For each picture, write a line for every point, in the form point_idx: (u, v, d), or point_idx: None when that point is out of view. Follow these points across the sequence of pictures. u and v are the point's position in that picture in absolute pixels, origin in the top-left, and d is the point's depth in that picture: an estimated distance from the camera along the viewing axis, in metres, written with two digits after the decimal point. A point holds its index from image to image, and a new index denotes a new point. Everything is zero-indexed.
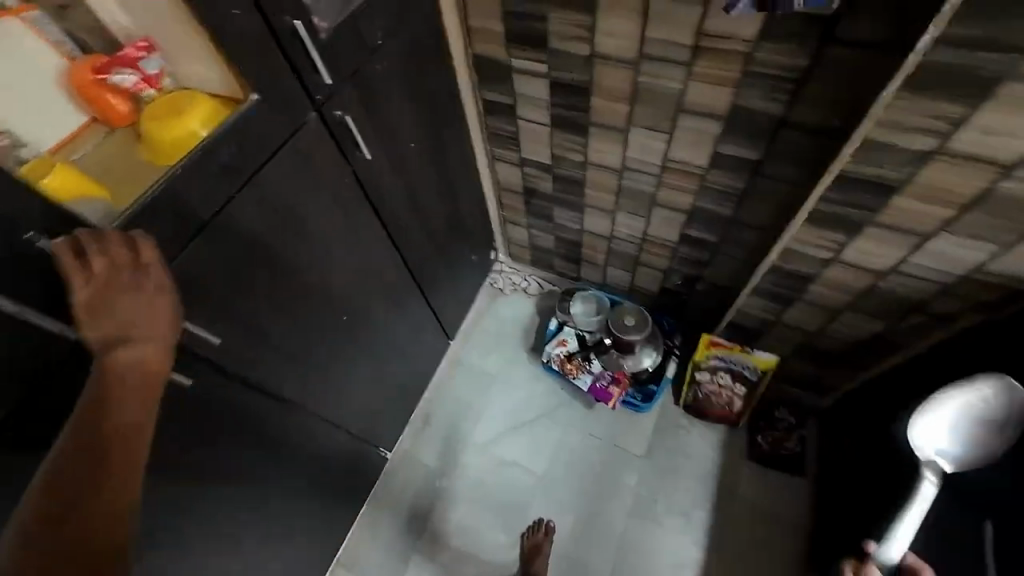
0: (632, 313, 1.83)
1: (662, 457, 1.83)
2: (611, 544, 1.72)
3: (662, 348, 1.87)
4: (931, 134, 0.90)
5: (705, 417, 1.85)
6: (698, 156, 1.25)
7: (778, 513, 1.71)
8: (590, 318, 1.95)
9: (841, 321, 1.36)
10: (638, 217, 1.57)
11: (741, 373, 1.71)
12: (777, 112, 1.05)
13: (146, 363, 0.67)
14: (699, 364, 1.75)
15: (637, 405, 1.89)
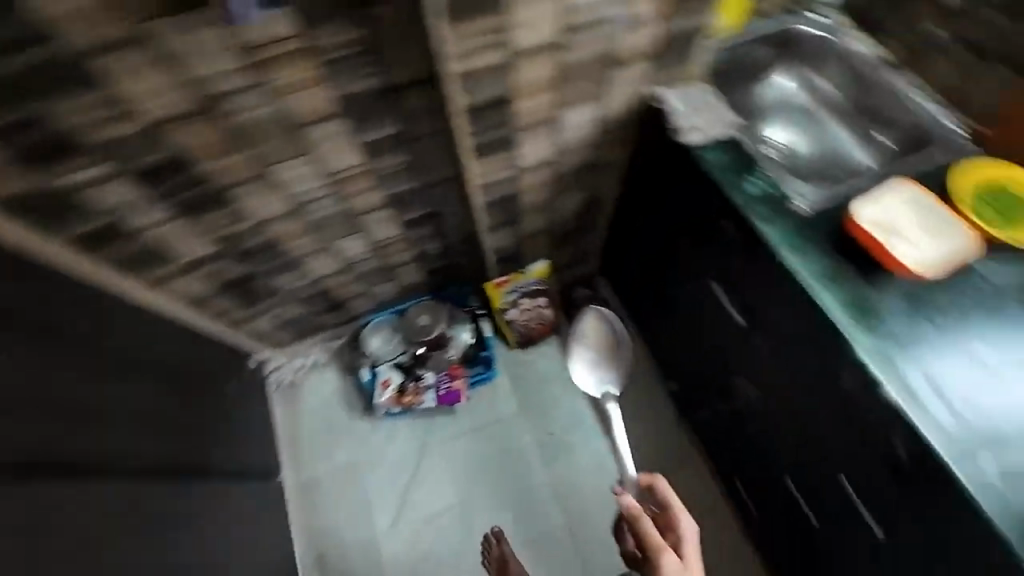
0: (421, 312, 1.88)
1: (532, 400, 1.91)
2: (547, 496, 1.78)
3: (468, 320, 1.90)
4: (494, 49, 0.97)
5: (537, 341, 1.97)
6: (353, 156, 1.18)
7: None
8: (393, 344, 1.87)
9: (560, 208, 1.52)
10: (355, 235, 1.45)
11: (533, 291, 1.88)
12: (379, 84, 1.02)
13: None
14: (502, 307, 1.89)
15: (485, 377, 1.91)
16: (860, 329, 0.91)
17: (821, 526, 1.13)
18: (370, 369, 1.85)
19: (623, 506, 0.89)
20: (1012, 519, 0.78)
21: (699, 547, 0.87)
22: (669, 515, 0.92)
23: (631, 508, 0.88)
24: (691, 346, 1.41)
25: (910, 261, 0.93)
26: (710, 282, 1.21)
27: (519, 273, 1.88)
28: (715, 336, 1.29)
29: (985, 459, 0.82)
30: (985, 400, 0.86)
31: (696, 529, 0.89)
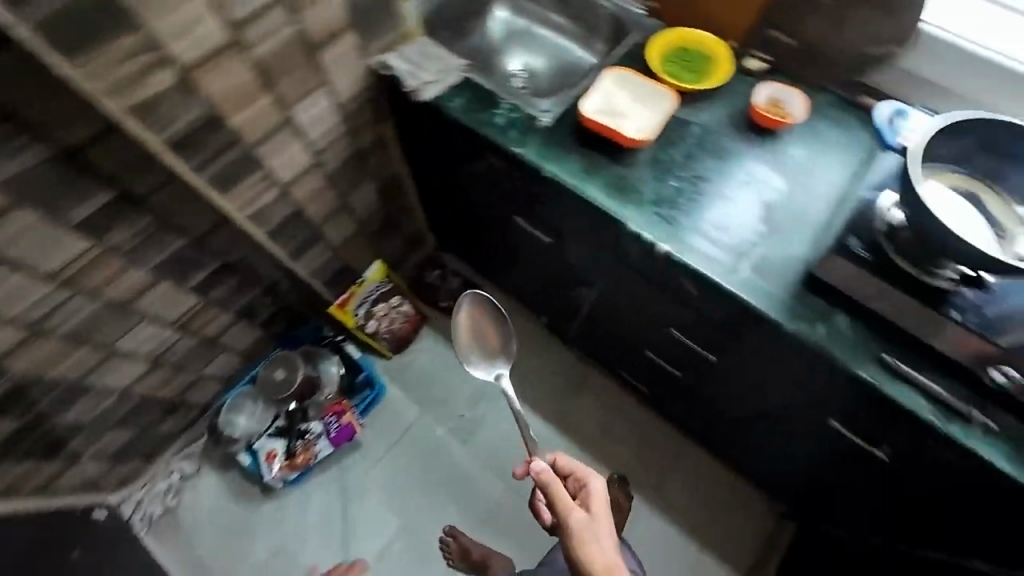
0: (275, 366, 1.74)
1: (428, 394, 1.92)
2: (480, 467, 1.81)
3: (330, 351, 1.82)
4: (162, 70, 0.90)
5: (407, 338, 1.99)
6: (71, 244, 0.99)
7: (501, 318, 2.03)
8: (263, 412, 1.73)
9: (356, 205, 1.48)
10: (140, 327, 1.25)
11: (380, 294, 1.86)
12: (46, 153, 0.87)
13: None
14: (356, 324, 1.84)
15: (373, 396, 1.86)
16: (621, 204, 1.02)
17: (681, 375, 1.29)
18: (251, 448, 1.70)
19: (536, 472, 0.90)
20: (774, 302, 0.93)
21: (604, 500, 0.96)
22: (576, 479, 0.98)
23: (545, 477, 0.90)
24: (530, 277, 1.49)
25: (635, 133, 1.05)
26: (512, 218, 1.28)
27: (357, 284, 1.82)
28: (536, 260, 1.39)
29: (745, 266, 0.96)
30: (733, 219, 1.00)
31: (605, 486, 0.97)
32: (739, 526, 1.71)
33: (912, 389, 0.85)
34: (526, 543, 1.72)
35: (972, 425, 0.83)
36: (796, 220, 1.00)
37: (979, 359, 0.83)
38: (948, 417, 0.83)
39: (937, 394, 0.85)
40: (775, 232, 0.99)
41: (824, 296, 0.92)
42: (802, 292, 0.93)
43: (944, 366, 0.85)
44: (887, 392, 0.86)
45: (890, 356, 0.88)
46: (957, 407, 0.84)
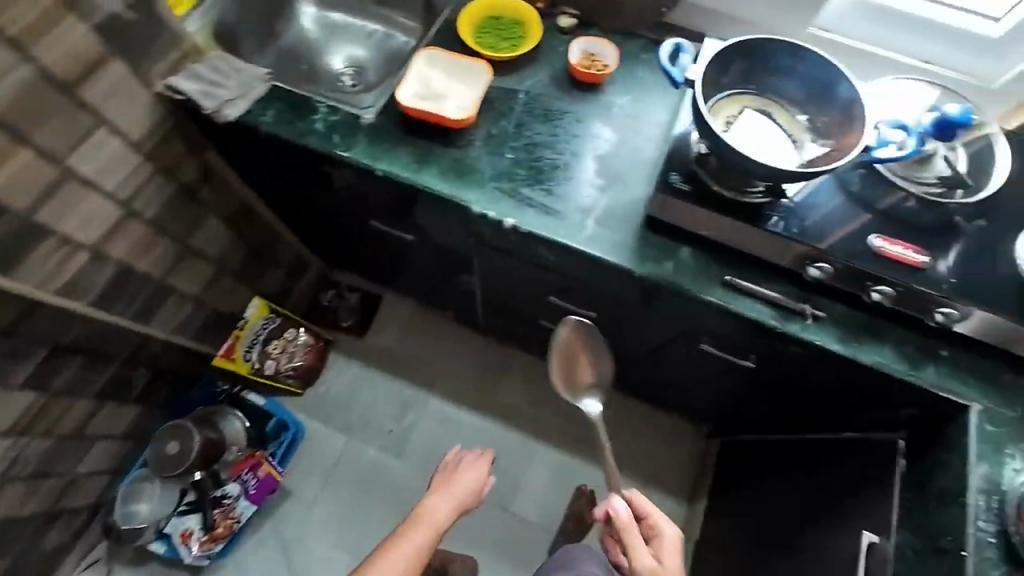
0: (167, 440, 1.55)
1: (351, 419, 1.85)
2: (420, 473, 1.79)
3: (228, 407, 1.70)
4: None
5: (317, 368, 1.88)
6: None
7: (407, 322, 1.99)
8: (165, 493, 1.55)
9: (201, 246, 1.35)
10: None
11: (271, 332, 1.76)
12: None
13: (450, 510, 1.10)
14: (250, 368, 1.73)
15: (292, 438, 1.75)
16: (459, 187, 0.99)
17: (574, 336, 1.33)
18: (162, 533, 1.54)
19: (616, 510, 0.92)
20: (620, 250, 0.95)
21: (678, 549, 0.93)
22: (648, 525, 0.95)
23: (622, 516, 0.92)
24: (410, 275, 1.48)
25: (456, 113, 1.02)
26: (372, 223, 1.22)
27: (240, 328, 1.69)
28: (410, 257, 1.36)
29: (588, 221, 0.97)
30: (569, 178, 1.01)
31: (679, 535, 0.93)
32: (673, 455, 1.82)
33: (752, 300, 0.92)
34: (483, 535, 1.73)
35: (802, 320, 0.91)
36: (627, 167, 1.03)
37: (799, 260, 0.90)
38: (784, 317, 0.91)
39: (773, 299, 0.91)
40: (610, 182, 1.01)
41: (661, 234, 0.96)
42: (643, 234, 0.97)
43: (770, 269, 0.93)
44: (732, 309, 0.91)
45: (730, 276, 0.93)
46: (789, 306, 0.91)
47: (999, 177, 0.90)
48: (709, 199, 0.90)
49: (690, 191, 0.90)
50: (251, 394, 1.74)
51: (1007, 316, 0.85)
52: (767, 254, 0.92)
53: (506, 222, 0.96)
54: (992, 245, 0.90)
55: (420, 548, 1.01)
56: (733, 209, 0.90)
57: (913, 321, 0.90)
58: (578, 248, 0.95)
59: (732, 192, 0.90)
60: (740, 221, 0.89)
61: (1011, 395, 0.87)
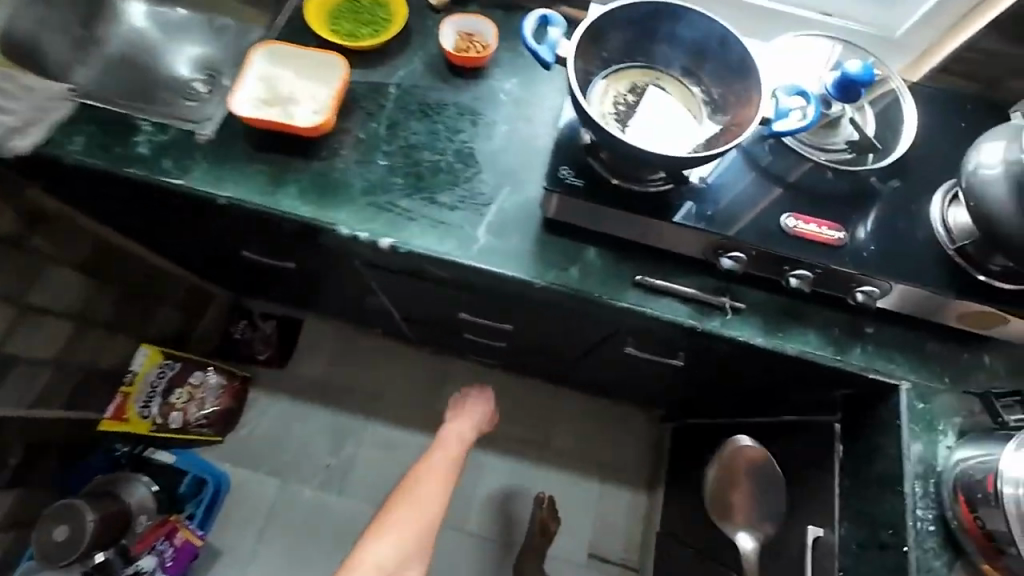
0: (54, 522, 1.33)
1: (283, 460, 1.68)
2: (360, 503, 1.66)
3: (132, 473, 1.49)
4: None
5: (235, 411, 1.69)
6: None
7: (330, 346, 1.81)
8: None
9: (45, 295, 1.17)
10: None
11: (170, 380, 1.54)
12: None
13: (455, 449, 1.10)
14: (151, 425, 1.51)
15: (214, 494, 1.56)
16: (323, 208, 0.84)
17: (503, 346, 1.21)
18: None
19: None
20: (518, 260, 0.83)
21: None
22: None
23: None
24: (311, 296, 1.32)
25: (311, 121, 0.85)
26: (247, 255, 1.05)
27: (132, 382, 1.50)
28: (301, 281, 1.18)
29: (478, 230, 0.85)
30: (454, 182, 0.88)
31: None
32: (629, 446, 1.75)
33: (666, 299, 0.83)
34: (440, 561, 1.63)
35: (721, 316, 0.82)
36: (519, 162, 0.90)
37: (710, 250, 0.81)
38: (701, 315, 0.82)
39: (687, 295, 0.82)
40: (501, 182, 0.89)
41: (560, 236, 0.85)
42: (542, 238, 0.85)
43: (679, 262, 0.84)
44: (646, 313, 0.82)
45: (640, 275, 0.83)
46: (705, 300, 0.83)
47: (907, 136, 0.84)
48: (605, 193, 0.79)
49: (584, 187, 0.79)
50: (159, 452, 1.54)
51: (928, 286, 0.79)
52: (675, 245, 0.82)
53: (382, 243, 0.82)
54: (908, 207, 0.84)
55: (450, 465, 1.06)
56: (632, 203, 0.79)
57: (835, 300, 0.84)
58: (469, 263, 0.82)
59: (630, 184, 0.79)
60: (641, 215, 0.79)
61: (936, 366, 0.82)
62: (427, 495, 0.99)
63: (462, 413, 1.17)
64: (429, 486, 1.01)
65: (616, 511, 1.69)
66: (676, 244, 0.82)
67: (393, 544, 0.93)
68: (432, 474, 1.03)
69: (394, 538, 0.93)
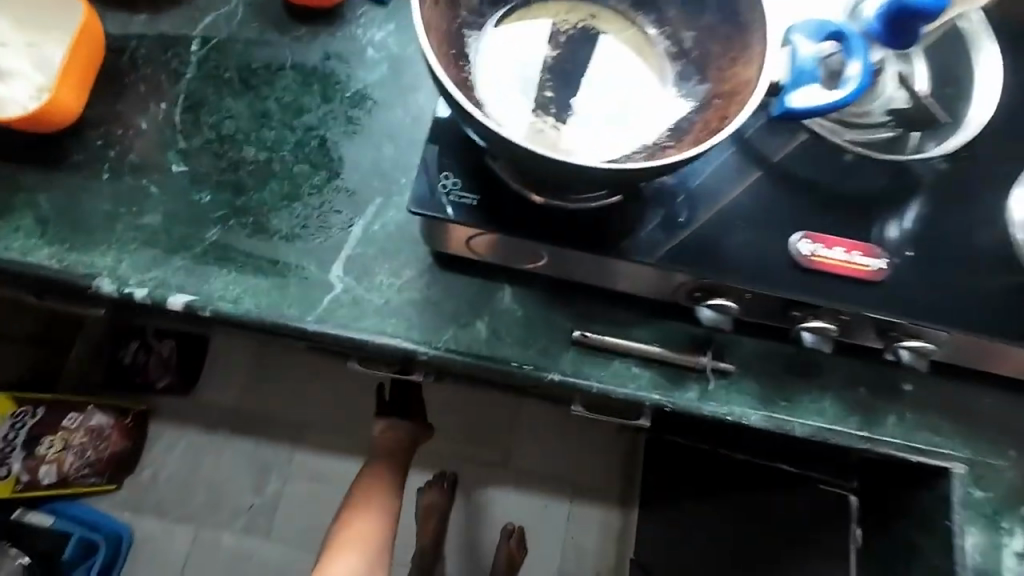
0: None
1: (195, 504, 1.36)
2: (291, 548, 1.35)
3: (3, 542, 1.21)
4: None
5: (132, 452, 1.35)
6: None
7: (233, 366, 1.42)
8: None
9: None
10: None
11: (32, 431, 1.17)
12: None
13: (391, 460, 0.93)
14: (18, 484, 1.19)
15: (109, 561, 1.29)
16: (79, 249, 0.53)
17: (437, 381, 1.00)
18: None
19: None
20: (393, 316, 0.55)
21: None
22: None
23: None
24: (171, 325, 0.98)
25: (26, 105, 0.52)
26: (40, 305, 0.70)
27: None
28: None
29: (331, 273, 0.55)
30: (294, 195, 0.57)
31: None
32: (599, 459, 1.45)
33: (619, 364, 0.56)
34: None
35: (699, 384, 0.56)
36: (397, 160, 0.60)
37: (685, 293, 0.53)
38: (671, 386, 0.56)
39: (651, 356, 0.56)
40: (368, 192, 0.58)
41: (456, 272, 0.56)
42: (429, 279, 0.56)
43: (628, 301, 0.57)
44: (591, 389, 0.54)
45: (580, 330, 0.56)
46: (675, 362, 0.56)
47: (978, 107, 0.56)
48: (517, 214, 0.49)
49: (482, 207, 0.49)
50: (34, 513, 1.26)
51: (999, 336, 0.52)
52: (628, 282, 0.55)
53: (171, 303, 0.52)
54: (969, 201, 0.56)
55: (389, 473, 0.90)
56: (560, 228, 0.50)
57: (860, 347, 0.58)
58: (316, 327, 0.53)
59: (554, 198, 0.50)
60: (574, 248, 0.50)
61: (993, 429, 0.58)
62: (373, 518, 0.84)
63: (391, 424, 0.96)
64: (373, 504, 0.86)
65: (586, 533, 1.41)
66: (627, 281, 0.55)
67: (353, 568, 0.79)
68: (370, 487, 0.88)
69: (352, 562, 0.79)
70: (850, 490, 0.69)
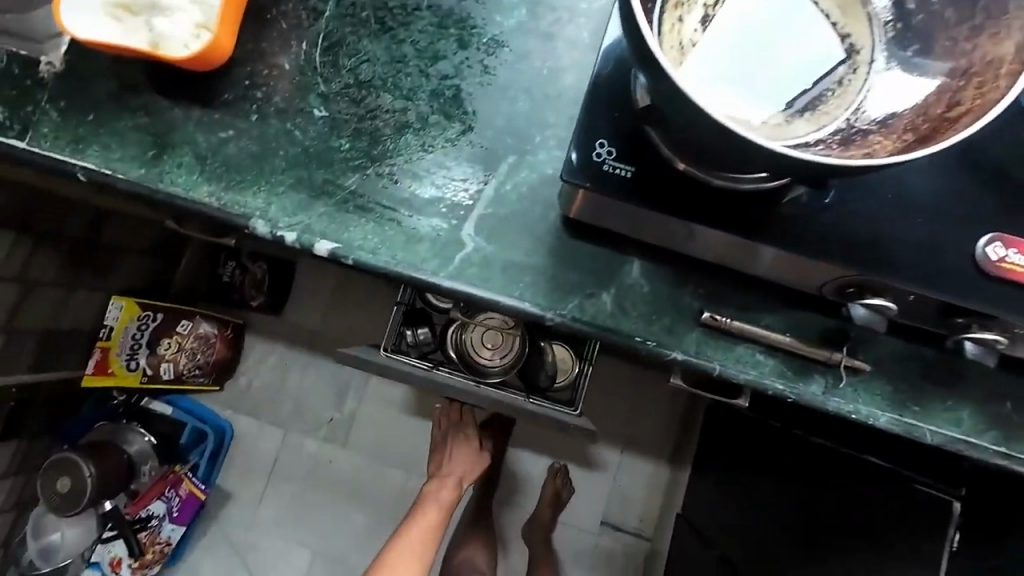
0: (47, 476, 1.16)
1: (283, 414, 1.42)
2: (372, 460, 1.41)
3: (134, 423, 1.32)
4: None
5: (231, 357, 1.41)
6: None
7: (313, 293, 1.44)
8: (81, 524, 1.23)
9: None
10: None
11: (157, 330, 1.28)
12: None
13: (443, 490, 1.17)
14: (143, 377, 1.29)
15: (218, 447, 1.36)
16: (233, 190, 0.56)
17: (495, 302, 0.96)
18: (92, 562, 1.27)
19: None
20: (520, 280, 0.55)
21: None
22: None
23: None
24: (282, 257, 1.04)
25: (190, 45, 0.53)
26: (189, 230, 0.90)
27: (110, 335, 1.22)
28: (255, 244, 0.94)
29: (463, 231, 0.56)
30: (428, 147, 0.57)
31: None
32: (654, 418, 1.44)
33: (743, 350, 0.55)
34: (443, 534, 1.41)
35: (825, 379, 0.54)
36: (531, 116, 0.58)
37: (837, 288, 0.50)
38: (796, 377, 0.54)
39: (779, 345, 0.54)
40: (500, 149, 0.57)
41: (587, 240, 0.56)
42: (559, 246, 0.56)
43: (760, 287, 0.55)
44: (714, 371, 0.54)
45: (709, 312, 0.55)
46: (805, 355, 0.54)
47: None
48: (668, 193, 0.47)
49: (637, 180, 0.47)
50: (155, 402, 1.35)
51: None
52: (770, 267, 0.52)
53: (317, 249, 0.54)
54: None
55: (432, 519, 1.12)
56: (710, 207, 0.48)
57: (1012, 358, 0.54)
58: (450, 284, 0.54)
59: (704, 171, 0.46)
60: (721, 229, 0.49)
61: None
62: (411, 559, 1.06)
63: (447, 462, 1.20)
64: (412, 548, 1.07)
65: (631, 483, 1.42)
66: (764, 266, 0.52)
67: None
68: (416, 531, 1.10)
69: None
70: (950, 494, 0.71)
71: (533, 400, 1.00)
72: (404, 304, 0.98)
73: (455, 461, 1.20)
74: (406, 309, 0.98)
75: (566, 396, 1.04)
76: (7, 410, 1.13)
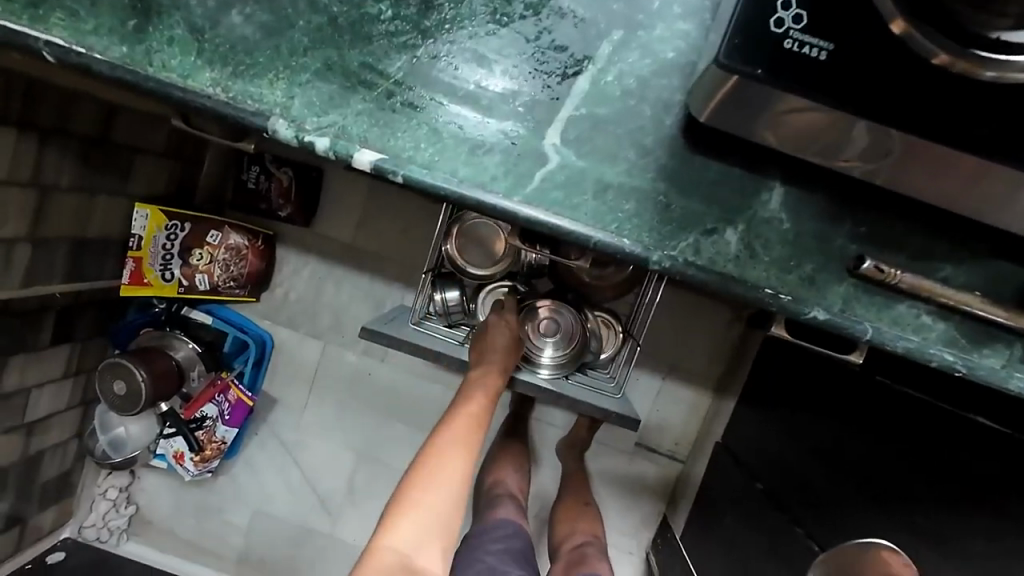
0: (109, 380, 1.18)
1: (318, 326, 1.35)
2: (406, 375, 1.35)
3: (178, 330, 1.29)
4: None
5: (263, 271, 1.29)
6: None
7: (346, 202, 1.32)
8: (144, 420, 1.28)
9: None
10: None
11: (188, 240, 1.19)
12: None
13: (489, 376, 0.76)
14: (180, 288, 1.22)
15: (261, 356, 1.31)
16: (245, 77, 0.42)
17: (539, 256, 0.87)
18: (158, 452, 1.33)
19: None
20: (626, 202, 0.42)
21: None
22: None
23: None
24: None
25: None
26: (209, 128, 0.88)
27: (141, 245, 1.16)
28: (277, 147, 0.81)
29: (546, 141, 0.42)
30: (500, 19, 0.43)
31: None
32: (701, 345, 1.27)
33: (906, 310, 0.43)
34: None
35: (1007, 351, 0.43)
36: None
37: None
38: (972, 346, 0.42)
39: (958, 306, 0.42)
40: (602, 22, 0.43)
41: (718, 157, 0.43)
42: (674, 163, 0.43)
43: (932, 224, 0.43)
44: (865, 335, 0.41)
45: (871, 259, 0.42)
46: (988, 321, 0.42)
47: None
48: (872, 83, 0.34)
49: (832, 65, 0.34)
50: (196, 311, 1.30)
51: None
52: (967, 198, 0.40)
53: (357, 161, 0.41)
54: None
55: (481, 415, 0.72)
56: (930, 106, 0.34)
57: None
58: (529, 210, 0.41)
59: (934, 39, 0.32)
60: (924, 140, 0.35)
61: None
62: (446, 470, 0.65)
63: (487, 340, 0.80)
64: (456, 456, 0.67)
65: (672, 413, 1.30)
66: (957, 195, 0.40)
67: (419, 533, 0.60)
68: (460, 430, 0.70)
69: (417, 525, 0.61)
70: None
71: (572, 376, 0.87)
72: (433, 267, 0.89)
73: (499, 340, 0.80)
74: (434, 273, 0.90)
75: (607, 371, 0.93)
76: (55, 314, 1.11)
